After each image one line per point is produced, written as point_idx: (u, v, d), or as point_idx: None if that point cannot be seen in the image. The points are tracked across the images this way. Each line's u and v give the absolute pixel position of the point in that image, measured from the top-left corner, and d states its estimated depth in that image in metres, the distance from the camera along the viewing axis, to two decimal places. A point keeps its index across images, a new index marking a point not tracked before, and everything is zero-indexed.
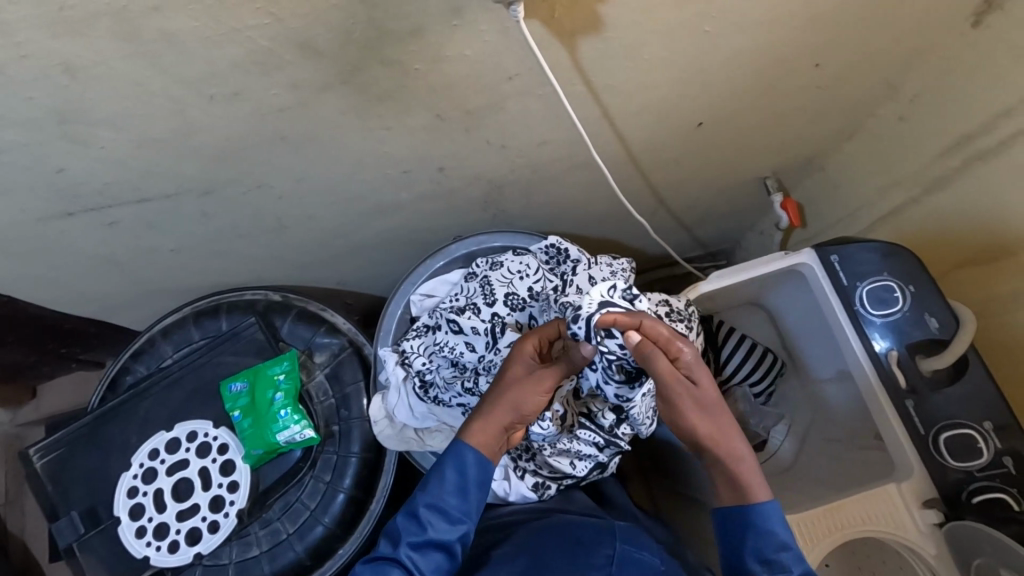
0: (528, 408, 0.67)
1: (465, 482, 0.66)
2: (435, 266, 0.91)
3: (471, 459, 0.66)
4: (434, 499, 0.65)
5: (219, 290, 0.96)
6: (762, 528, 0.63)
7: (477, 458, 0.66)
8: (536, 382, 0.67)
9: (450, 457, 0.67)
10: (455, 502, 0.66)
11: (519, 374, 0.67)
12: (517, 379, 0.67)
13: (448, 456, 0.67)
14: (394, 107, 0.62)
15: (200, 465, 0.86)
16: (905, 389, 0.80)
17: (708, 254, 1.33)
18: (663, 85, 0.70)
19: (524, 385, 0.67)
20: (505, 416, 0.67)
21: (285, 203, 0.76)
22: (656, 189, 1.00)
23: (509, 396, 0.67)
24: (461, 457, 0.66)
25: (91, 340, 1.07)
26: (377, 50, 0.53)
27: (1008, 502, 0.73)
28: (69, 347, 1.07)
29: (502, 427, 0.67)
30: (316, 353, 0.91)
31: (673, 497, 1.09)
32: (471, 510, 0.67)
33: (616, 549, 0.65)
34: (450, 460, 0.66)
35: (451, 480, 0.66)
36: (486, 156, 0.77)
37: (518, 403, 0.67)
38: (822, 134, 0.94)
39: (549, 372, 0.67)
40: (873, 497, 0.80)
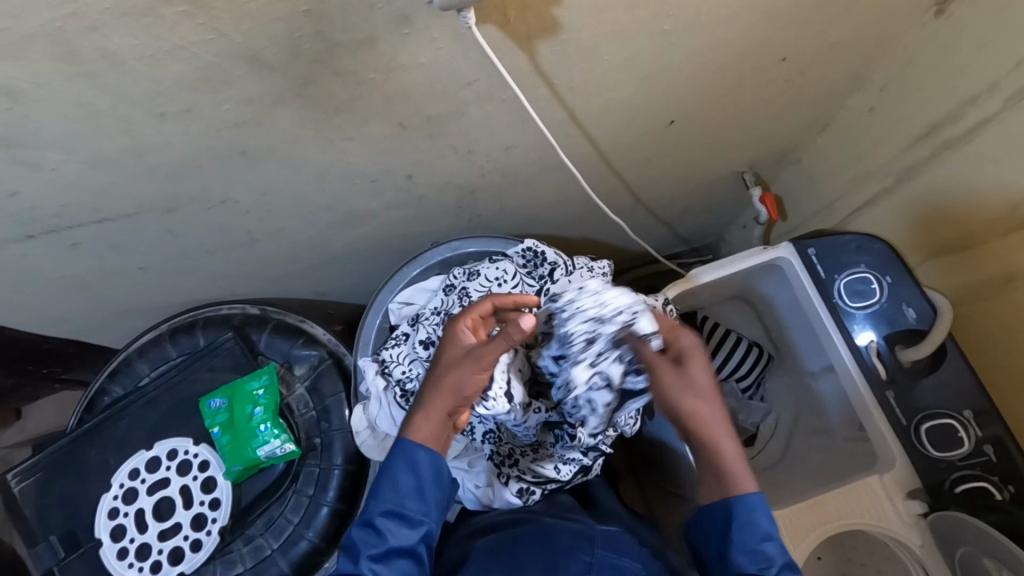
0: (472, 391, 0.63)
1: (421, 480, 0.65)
2: (411, 274, 0.91)
3: (423, 459, 0.64)
4: (393, 502, 0.64)
5: (194, 306, 0.95)
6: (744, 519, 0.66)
7: (428, 454, 0.65)
8: (473, 360, 0.62)
9: (402, 455, 0.65)
10: (413, 505, 0.65)
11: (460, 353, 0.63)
12: (451, 360, 0.63)
13: (397, 454, 0.65)
14: (352, 117, 0.61)
15: (181, 484, 0.85)
16: (885, 380, 0.80)
17: (693, 250, 1.32)
18: (626, 84, 0.70)
19: (479, 376, 0.62)
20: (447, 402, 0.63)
21: (252, 217, 0.76)
22: (632, 187, 0.99)
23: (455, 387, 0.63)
24: (413, 456, 0.64)
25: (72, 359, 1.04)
26: (327, 62, 0.52)
27: (990, 490, 0.72)
28: (51, 367, 1.03)
29: (441, 409, 0.64)
30: (295, 366, 0.91)
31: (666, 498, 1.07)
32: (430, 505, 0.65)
33: (594, 555, 0.66)
34: (402, 458, 0.64)
35: (406, 482, 0.65)
36: (453, 163, 0.77)
37: (461, 387, 0.63)
38: (795, 127, 0.94)
39: (490, 350, 0.62)
40: (852, 489, 0.81)
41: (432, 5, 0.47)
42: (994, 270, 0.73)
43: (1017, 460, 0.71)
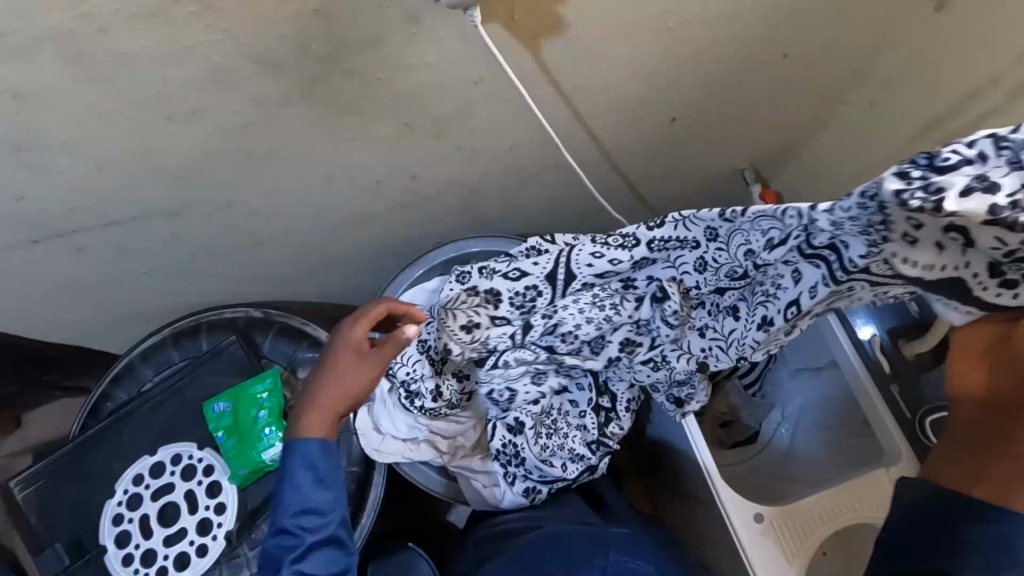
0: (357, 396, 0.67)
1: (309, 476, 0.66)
2: (415, 275, 0.90)
3: (314, 450, 0.65)
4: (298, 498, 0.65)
5: (198, 309, 0.95)
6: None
7: (320, 445, 0.66)
8: (365, 368, 0.66)
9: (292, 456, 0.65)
10: (320, 494, 0.66)
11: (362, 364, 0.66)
12: (347, 358, 0.66)
13: (290, 460, 0.66)
14: (358, 118, 0.61)
15: (186, 489, 0.84)
16: (889, 374, 0.81)
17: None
18: (630, 81, 0.70)
19: (353, 382, 0.66)
20: (338, 402, 0.66)
21: (257, 219, 0.75)
22: (634, 185, 1.00)
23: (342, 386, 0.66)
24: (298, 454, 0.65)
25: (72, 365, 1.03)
26: (335, 62, 0.52)
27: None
28: (52, 374, 1.02)
29: (332, 408, 0.66)
30: (299, 368, 0.91)
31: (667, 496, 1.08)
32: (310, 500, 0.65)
33: (607, 560, 0.66)
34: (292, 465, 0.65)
35: (304, 476, 0.65)
36: (457, 163, 0.77)
37: (350, 388, 0.66)
38: (796, 123, 0.95)
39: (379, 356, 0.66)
40: (861, 484, 0.80)
41: (441, 4, 0.47)
42: None
43: None
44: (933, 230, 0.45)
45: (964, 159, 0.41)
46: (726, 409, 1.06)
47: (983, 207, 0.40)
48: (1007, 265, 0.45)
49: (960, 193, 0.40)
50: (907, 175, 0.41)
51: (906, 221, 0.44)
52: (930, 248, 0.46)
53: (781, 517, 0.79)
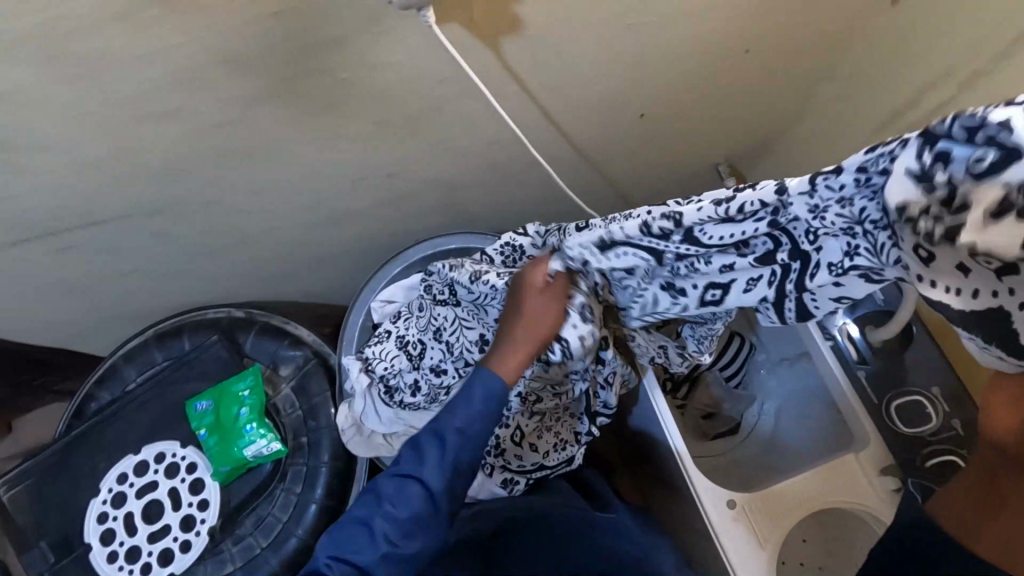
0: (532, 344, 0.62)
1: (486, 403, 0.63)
2: (393, 272, 0.92)
3: (493, 385, 0.61)
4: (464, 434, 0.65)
5: (182, 311, 0.96)
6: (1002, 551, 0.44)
7: (486, 390, 0.61)
8: (549, 295, 0.62)
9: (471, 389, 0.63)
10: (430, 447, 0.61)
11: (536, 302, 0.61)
12: (535, 289, 0.62)
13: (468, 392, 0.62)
14: (327, 119, 0.63)
15: (169, 486, 0.85)
16: (856, 360, 0.82)
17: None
18: (595, 78, 0.72)
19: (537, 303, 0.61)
20: (523, 347, 0.61)
21: (234, 219, 0.77)
22: (612, 183, 1.01)
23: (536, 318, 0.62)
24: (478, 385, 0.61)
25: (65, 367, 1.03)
26: (299, 63, 0.54)
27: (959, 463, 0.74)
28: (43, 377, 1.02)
29: (523, 351, 0.61)
30: (280, 367, 0.92)
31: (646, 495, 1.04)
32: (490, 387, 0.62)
33: None
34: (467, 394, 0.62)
35: (466, 406, 0.61)
36: (431, 162, 0.78)
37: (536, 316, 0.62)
38: (767, 119, 0.96)
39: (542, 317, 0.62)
40: (832, 468, 0.82)
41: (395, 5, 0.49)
42: None
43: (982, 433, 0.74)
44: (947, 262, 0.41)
45: (939, 159, 0.37)
46: (709, 401, 1.03)
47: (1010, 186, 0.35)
48: None
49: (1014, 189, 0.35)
50: (924, 168, 0.37)
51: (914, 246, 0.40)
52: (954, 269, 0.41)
53: (753, 502, 0.81)
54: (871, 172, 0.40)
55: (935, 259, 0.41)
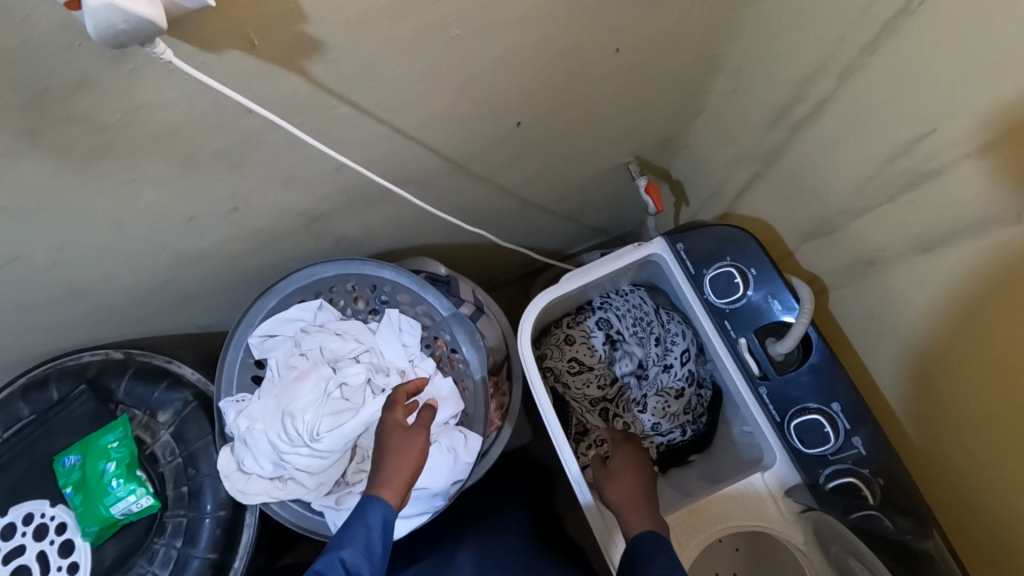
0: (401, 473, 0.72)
1: (385, 534, 0.69)
2: (269, 305, 0.86)
3: (376, 511, 0.69)
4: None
5: (53, 357, 0.90)
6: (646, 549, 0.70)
7: (385, 509, 0.70)
8: (410, 444, 0.74)
9: (362, 518, 0.69)
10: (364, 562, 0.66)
11: (397, 459, 0.72)
12: (395, 435, 0.75)
13: (356, 517, 0.69)
14: (118, 160, 0.55)
15: (37, 550, 0.79)
16: (759, 376, 0.76)
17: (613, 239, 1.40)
18: (445, 92, 0.65)
19: (416, 447, 0.74)
20: (406, 470, 0.72)
21: (65, 270, 0.70)
22: (508, 190, 0.97)
23: (405, 456, 0.73)
24: (368, 515, 0.69)
25: None
26: (46, 108, 0.46)
27: (881, 519, 0.67)
28: None
29: (405, 475, 0.72)
30: (158, 412, 0.86)
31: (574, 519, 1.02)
32: (388, 522, 0.70)
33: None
34: (357, 524, 0.68)
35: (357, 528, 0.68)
36: (283, 192, 0.71)
37: (412, 458, 0.73)
38: (668, 115, 0.92)
39: (411, 442, 0.74)
40: (737, 489, 0.77)
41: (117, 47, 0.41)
42: (856, 254, 0.70)
43: (887, 453, 0.69)
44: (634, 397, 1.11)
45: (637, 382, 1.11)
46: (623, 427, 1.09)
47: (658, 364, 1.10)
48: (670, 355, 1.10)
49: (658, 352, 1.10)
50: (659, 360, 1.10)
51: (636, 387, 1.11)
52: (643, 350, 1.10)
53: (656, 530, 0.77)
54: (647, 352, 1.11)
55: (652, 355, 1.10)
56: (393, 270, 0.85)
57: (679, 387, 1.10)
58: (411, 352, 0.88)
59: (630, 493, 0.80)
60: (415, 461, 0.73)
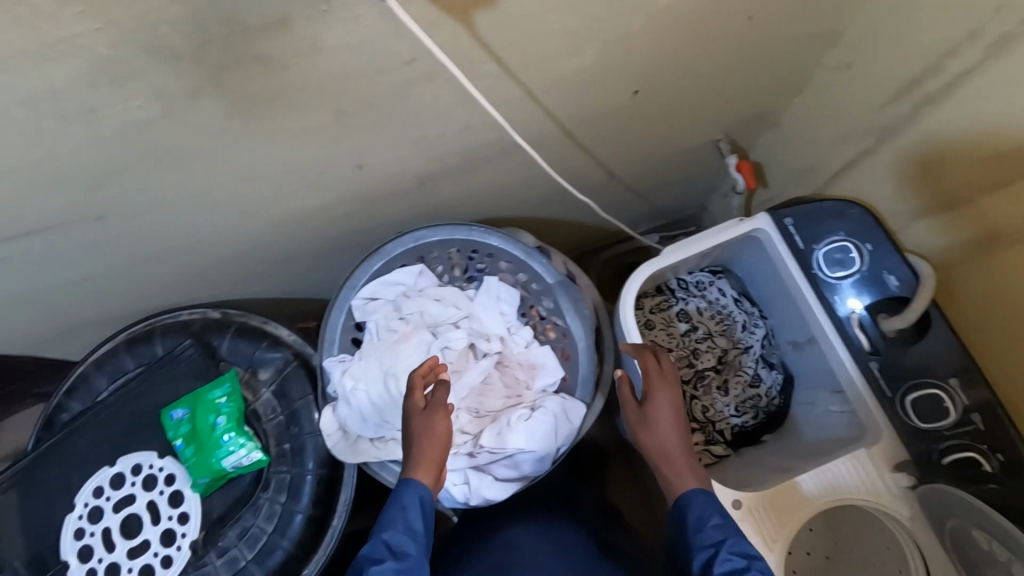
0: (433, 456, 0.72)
1: (425, 512, 0.71)
2: (373, 267, 0.87)
3: (408, 491, 0.71)
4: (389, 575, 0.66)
5: (153, 313, 0.91)
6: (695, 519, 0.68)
7: (418, 490, 0.71)
8: (432, 426, 0.72)
9: (397, 501, 0.71)
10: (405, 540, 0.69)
11: (424, 446, 0.72)
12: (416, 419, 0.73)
13: (394, 501, 0.72)
14: (281, 106, 0.56)
15: (148, 499, 0.82)
16: (869, 351, 0.77)
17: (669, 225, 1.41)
18: (584, 53, 0.66)
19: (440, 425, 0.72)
20: (435, 453, 0.72)
21: (194, 221, 0.71)
22: (602, 162, 0.97)
23: (430, 439, 0.72)
24: (403, 498, 0.71)
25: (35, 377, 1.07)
26: (241, 46, 0.47)
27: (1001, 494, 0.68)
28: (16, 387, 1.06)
29: (433, 456, 0.72)
30: (259, 371, 0.87)
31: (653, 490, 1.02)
32: (426, 500, 0.72)
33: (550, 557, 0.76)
34: (393, 508, 0.71)
35: (397, 509, 0.71)
36: (407, 150, 0.72)
37: (437, 439, 0.72)
38: (770, 89, 0.91)
39: (435, 425, 0.72)
40: (842, 463, 0.78)
41: None
42: (980, 231, 0.70)
43: (1006, 429, 0.67)
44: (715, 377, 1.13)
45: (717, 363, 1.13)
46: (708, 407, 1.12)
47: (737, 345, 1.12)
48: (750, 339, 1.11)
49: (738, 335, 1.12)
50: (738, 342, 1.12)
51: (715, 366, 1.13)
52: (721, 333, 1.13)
53: (761, 501, 0.78)
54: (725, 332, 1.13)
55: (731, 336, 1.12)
56: (502, 238, 0.87)
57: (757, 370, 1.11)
58: (509, 321, 0.88)
59: (667, 445, 0.73)
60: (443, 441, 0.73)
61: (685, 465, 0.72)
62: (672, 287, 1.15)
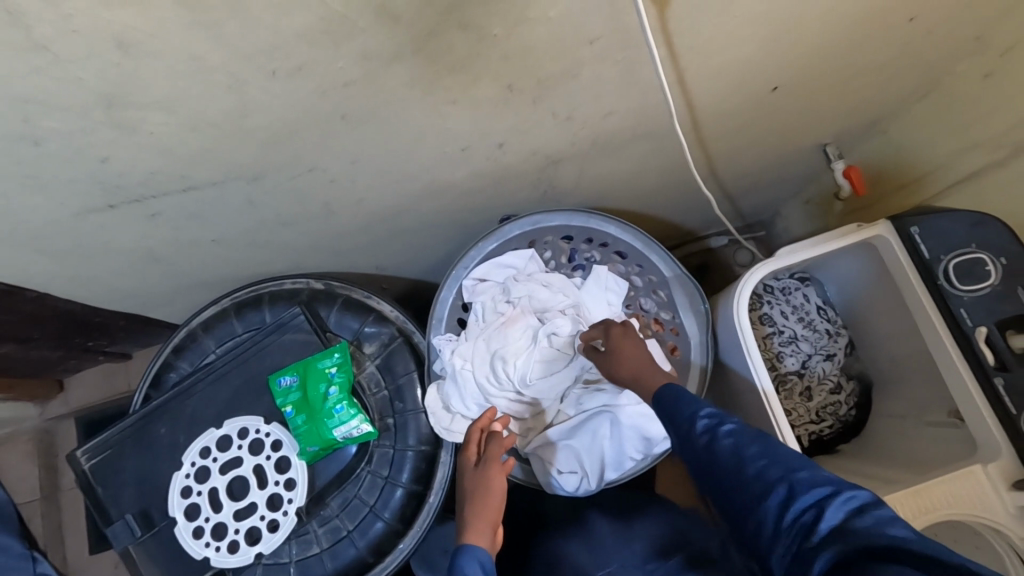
0: (490, 510, 0.71)
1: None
2: (488, 249, 0.87)
3: (468, 551, 0.66)
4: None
5: (259, 280, 0.91)
6: (681, 410, 0.66)
7: (480, 549, 0.67)
8: (488, 479, 0.73)
9: (458, 570, 0.65)
10: None
11: (482, 502, 0.71)
12: (471, 480, 0.74)
13: (453, 574, 0.65)
14: (462, 78, 0.56)
15: (254, 464, 0.82)
16: (995, 366, 0.75)
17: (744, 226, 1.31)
18: (746, 45, 0.65)
19: (497, 477, 0.73)
20: (493, 510, 0.71)
21: (332, 188, 0.71)
22: (712, 160, 0.96)
23: (486, 494, 0.72)
24: (462, 565, 0.65)
25: (117, 334, 1.11)
26: (458, 12, 0.47)
27: None
28: (97, 340, 1.10)
29: (490, 516, 0.70)
30: (365, 344, 0.87)
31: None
32: (488, 567, 0.66)
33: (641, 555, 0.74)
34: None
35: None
36: (549, 132, 0.72)
37: (493, 493, 0.72)
38: (894, 94, 0.91)
39: (493, 477, 0.73)
40: (955, 476, 0.77)
41: None
42: None
43: None
44: (798, 385, 1.03)
45: (802, 370, 1.03)
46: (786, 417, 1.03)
47: (825, 353, 1.04)
48: (834, 347, 1.05)
49: (824, 343, 1.05)
50: (825, 349, 1.04)
51: (801, 374, 1.03)
52: (806, 337, 1.04)
53: None
54: (814, 337, 1.04)
55: (816, 346, 1.04)
56: (620, 226, 0.87)
57: (841, 379, 1.04)
58: (616, 312, 0.88)
59: (640, 359, 0.75)
60: (500, 491, 0.72)
61: (660, 372, 0.73)
62: (759, 290, 1.06)
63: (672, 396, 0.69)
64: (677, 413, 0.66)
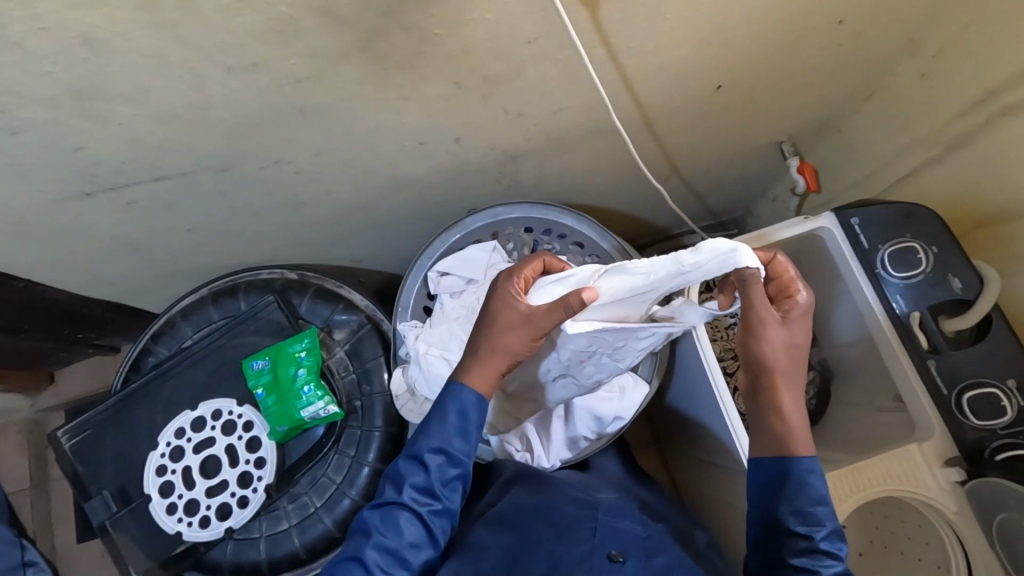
0: (506, 352, 0.65)
1: (462, 452, 0.68)
2: (451, 240, 0.92)
3: (468, 400, 0.66)
4: (423, 481, 0.67)
5: (235, 269, 0.96)
6: (799, 477, 0.64)
7: (476, 399, 0.67)
8: (519, 325, 0.64)
9: (442, 409, 0.67)
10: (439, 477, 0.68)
11: (500, 340, 0.65)
12: (501, 314, 0.65)
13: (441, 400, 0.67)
14: (410, 75, 0.61)
15: (226, 443, 0.86)
16: (927, 349, 0.80)
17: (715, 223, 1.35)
18: (683, 46, 0.70)
19: (529, 332, 0.64)
20: (503, 362, 0.65)
21: (299, 180, 0.76)
22: (672, 156, 1.00)
23: (500, 342, 0.65)
24: (448, 402, 0.67)
25: (104, 326, 1.14)
26: (397, 14, 0.52)
27: None
28: (85, 332, 1.14)
29: (496, 365, 0.66)
30: (335, 330, 0.91)
31: (704, 473, 1.05)
32: (473, 418, 0.67)
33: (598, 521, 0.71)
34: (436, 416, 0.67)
35: (452, 422, 0.67)
36: (504, 127, 0.76)
37: (511, 346, 0.65)
38: (841, 95, 0.95)
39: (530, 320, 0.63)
40: (893, 455, 0.81)
41: None
42: None
43: None
44: None
45: None
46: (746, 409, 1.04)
47: None
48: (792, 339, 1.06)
49: None
50: None
51: None
52: None
53: None
54: None
55: None
56: (577, 218, 0.92)
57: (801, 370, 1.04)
58: None
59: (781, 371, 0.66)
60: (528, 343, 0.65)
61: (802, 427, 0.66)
62: None
63: (789, 452, 0.65)
64: (791, 467, 0.65)
